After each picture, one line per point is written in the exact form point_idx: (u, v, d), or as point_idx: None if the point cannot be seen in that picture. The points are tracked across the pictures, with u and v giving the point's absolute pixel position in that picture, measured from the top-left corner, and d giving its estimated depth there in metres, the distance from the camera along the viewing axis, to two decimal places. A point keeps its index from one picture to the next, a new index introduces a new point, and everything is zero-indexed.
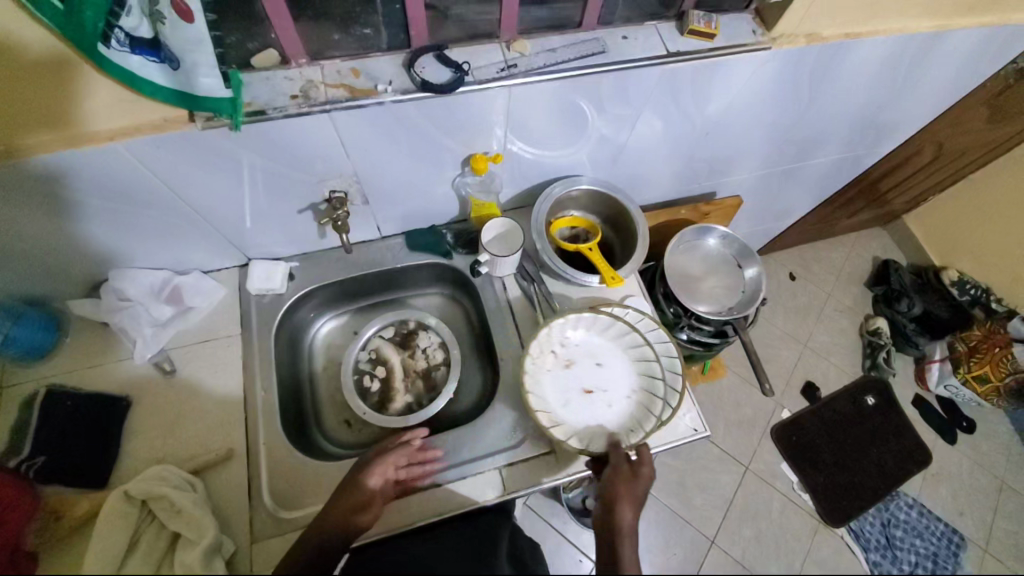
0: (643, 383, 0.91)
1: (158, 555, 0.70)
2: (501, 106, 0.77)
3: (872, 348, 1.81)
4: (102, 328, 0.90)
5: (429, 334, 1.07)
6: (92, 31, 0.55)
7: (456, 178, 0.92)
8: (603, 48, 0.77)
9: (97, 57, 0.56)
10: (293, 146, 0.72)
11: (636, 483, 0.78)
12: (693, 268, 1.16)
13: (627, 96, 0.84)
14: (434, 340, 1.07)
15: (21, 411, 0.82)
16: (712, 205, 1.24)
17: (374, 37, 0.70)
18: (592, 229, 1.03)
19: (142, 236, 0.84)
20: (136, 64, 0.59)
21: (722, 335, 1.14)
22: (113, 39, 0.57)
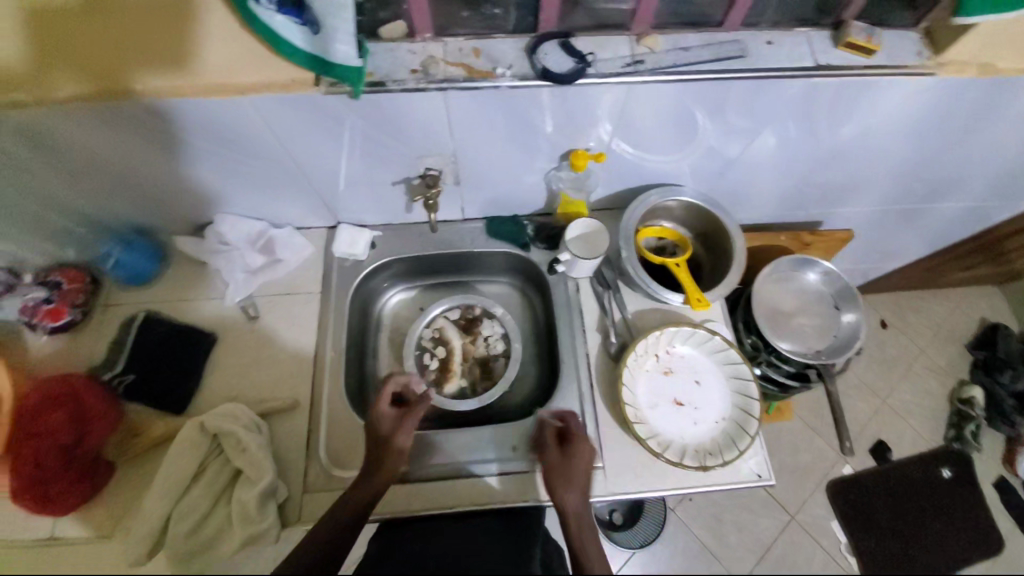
0: (735, 416, 0.86)
1: (218, 489, 0.79)
2: (617, 103, 0.73)
3: (960, 419, 1.61)
4: (196, 265, 0.96)
5: (493, 323, 1.05)
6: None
7: (551, 171, 0.89)
8: (742, 52, 0.71)
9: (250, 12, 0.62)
10: (402, 120, 0.72)
11: (579, 467, 0.77)
12: (784, 301, 1.06)
13: (755, 109, 0.77)
14: (497, 330, 1.05)
15: (121, 329, 0.91)
16: (814, 235, 1.13)
17: (502, 17, 0.68)
18: (681, 243, 0.97)
19: (249, 186, 0.88)
20: (280, 24, 0.61)
21: (801, 378, 1.05)
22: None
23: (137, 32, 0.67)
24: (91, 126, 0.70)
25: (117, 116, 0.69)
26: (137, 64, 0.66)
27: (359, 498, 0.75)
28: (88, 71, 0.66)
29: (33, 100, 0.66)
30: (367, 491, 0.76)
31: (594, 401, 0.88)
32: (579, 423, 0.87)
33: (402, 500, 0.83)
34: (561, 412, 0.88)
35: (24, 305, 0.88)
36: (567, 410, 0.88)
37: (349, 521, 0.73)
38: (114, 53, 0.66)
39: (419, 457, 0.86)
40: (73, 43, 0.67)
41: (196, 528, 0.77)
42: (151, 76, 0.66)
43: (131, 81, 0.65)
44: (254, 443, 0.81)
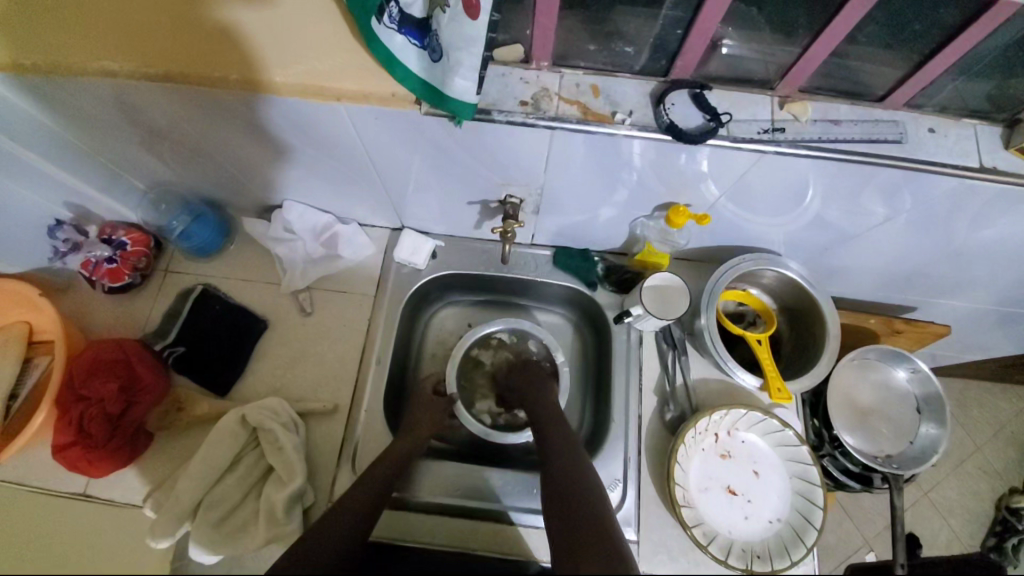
0: (793, 520, 0.79)
1: (250, 483, 0.79)
2: (740, 168, 0.65)
3: (1002, 528, 1.26)
4: (259, 246, 0.94)
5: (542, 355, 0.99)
6: (369, 3, 0.55)
7: (641, 219, 0.83)
8: (900, 137, 0.62)
9: (368, 30, 0.56)
10: (498, 149, 0.66)
11: (573, 472, 0.70)
12: (860, 393, 0.97)
13: (893, 195, 0.67)
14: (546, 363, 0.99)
15: (178, 300, 0.90)
16: (909, 323, 1.01)
17: (632, 56, 0.62)
18: (764, 314, 0.89)
19: (324, 180, 0.84)
20: (398, 44, 0.56)
21: (863, 480, 0.94)
22: (386, 14, 0.55)
23: (253, 23, 0.64)
24: (177, 105, 0.68)
25: (203, 100, 0.66)
26: (236, 54, 0.63)
27: (379, 482, 0.74)
28: (187, 53, 0.63)
29: (125, 75, 0.63)
30: (381, 482, 0.74)
31: (638, 469, 0.83)
32: (618, 489, 0.82)
33: (411, 529, 0.81)
34: (601, 473, 0.83)
35: (86, 261, 0.88)
36: (607, 473, 0.83)
37: (363, 514, 0.69)
38: (215, 41, 0.63)
39: (437, 487, 0.84)
40: (184, 22, 0.64)
41: (224, 518, 0.76)
42: (248, 66, 0.62)
43: (229, 71, 0.62)
44: (290, 443, 0.79)
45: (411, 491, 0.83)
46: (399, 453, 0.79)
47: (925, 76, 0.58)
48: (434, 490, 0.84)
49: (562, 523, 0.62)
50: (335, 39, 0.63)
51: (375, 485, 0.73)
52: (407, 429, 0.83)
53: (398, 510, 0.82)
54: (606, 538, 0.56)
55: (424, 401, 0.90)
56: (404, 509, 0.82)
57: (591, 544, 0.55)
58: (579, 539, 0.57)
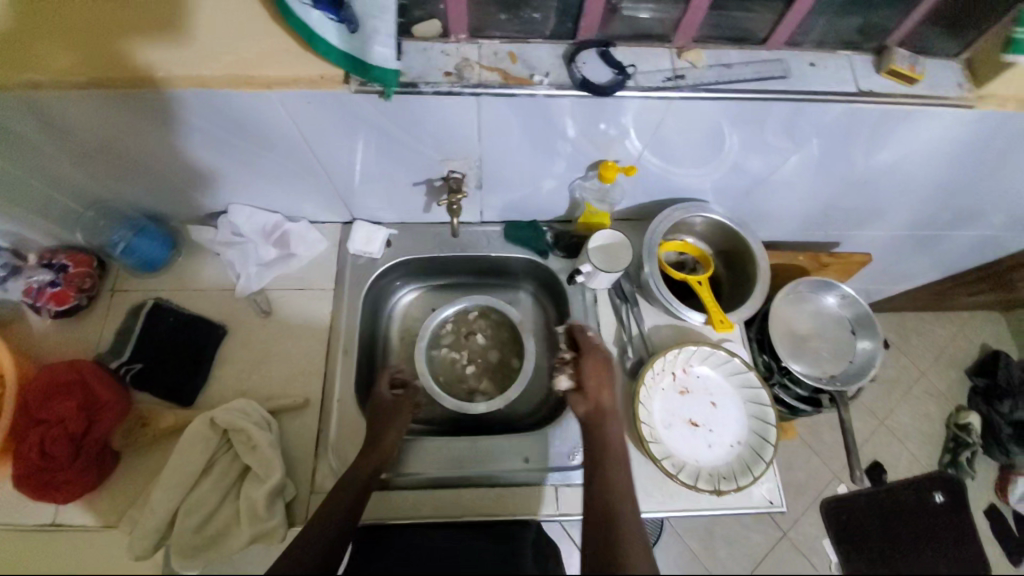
0: (751, 440, 0.86)
1: (227, 484, 0.78)
2: (655, 118, 0.71)
3: (955, 444, 1.45)
4: (209, 255, 0.94)
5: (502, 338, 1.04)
6: None
7: (577, 181, 0.88)
8: (785, 73, 0.70)
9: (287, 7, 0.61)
10: (432, 122, 0.70)
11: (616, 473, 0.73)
12: (800, 323, 1.05)
13: (791, 130, 0.75)
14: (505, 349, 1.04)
15: (130, 316, 0.89)
16: (833, 256, 1.09)
17: (541, 22, 0.66)
18: (702, 259, 0.96)
19: (268, 180, 0.86)
20: (315, 19, 0.60)
21: (814, 402, 1.02)
22: None
23: (172, 22, 0.66)
24: (106, 113, 0.68)
25: (135, 105, 0.67)
26: (159, 55, 0.64)
27: (359, 478, 0.75)
28: (111, 60, 0.64)
29: (50, 85, 0.63)
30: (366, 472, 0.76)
31: None
32: None
33: (393, 507, 0.82)
34: (573, 426, 0.87)
35: (29, 288, 0.87)
36: (579, 425, 0.87)
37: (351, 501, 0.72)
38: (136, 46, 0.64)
39: (417, 463, 0.86)
40: (108, 31, 0.65)
41: (205, 522, 0.76)
42: (172, 66, 0.64)
43: (156, 70, 0.63)
44: (264, 440, 0.79)
45: (390, 472, 0.84)
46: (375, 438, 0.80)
47: (795, 16, 0.66)
48: (424, 466, 0.85)
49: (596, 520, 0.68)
50: (250, 26, 0.66)
51: (353, 488, 0.74)
52: (371, 444, 0.80)
53: (383, 491, 0.83)
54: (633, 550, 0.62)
55: (384, 407, 0.86)
56: (385, 490, 0.83)
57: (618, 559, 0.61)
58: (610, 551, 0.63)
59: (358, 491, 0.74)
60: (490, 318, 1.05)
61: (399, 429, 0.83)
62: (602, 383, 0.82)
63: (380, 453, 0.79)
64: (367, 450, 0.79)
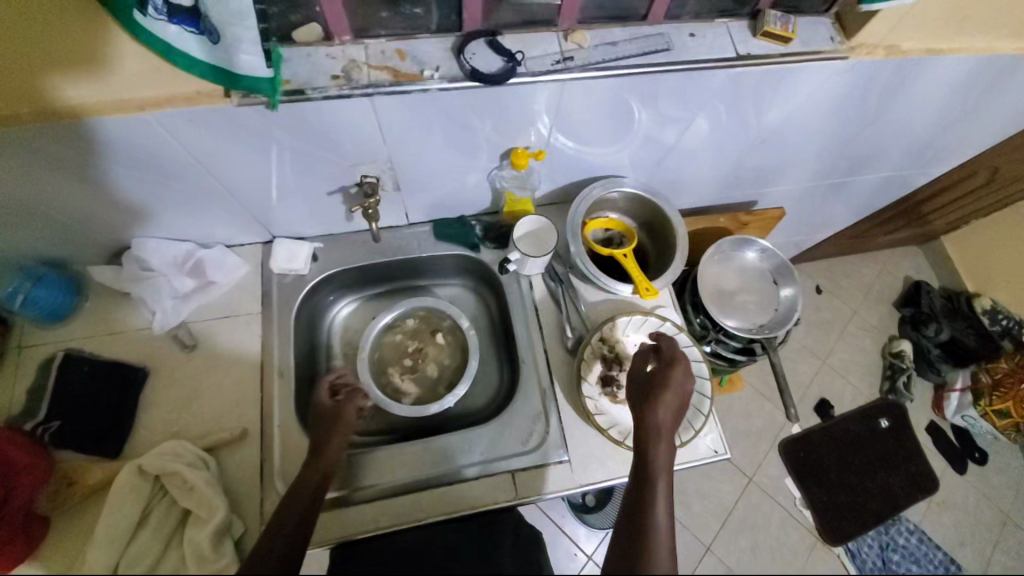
0: (691, 397, 0.89)
1: (167, 531, 0.74)
2: (552, 100, 0.73)
3: (891, 371, 1.56)
4: (121, 295, 0.89)
5: (445, 359, 1.02)
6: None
7: (494, 171, 0.88)
8: (667, 45, 0.72)
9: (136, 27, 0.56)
10: (327, 129, 0.69)
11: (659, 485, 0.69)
12: (728, 281, 1.10)
13: (685, 98, 0.78)
14: (443, 373, 1.01)
15: (39, 372, 0.83)
16: (752, 214, 1.15)
17: (424, 16, 0.66)
18: (627, 233, 0.98)
19: (169, 208, 0.81)
20: (173, 34, 0.57)
21: (748, 352, 1.09)
22: (149, 6, 0.55)
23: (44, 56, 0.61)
24: None
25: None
26: (28, 88, 0.59)
27: (310, 498, 0.72)
28: None
29: None
30: (311, 484, 0.73)
31: (554, 398, 0.89)
32: (541, 420, 0.88)
33: (351, 522, 0.80)
34: (522, 411, 0.88)
35: None
36: (527, 410, 0.88)
37: (299, 520, 0.69)
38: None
39: (371, 474, 0.84)
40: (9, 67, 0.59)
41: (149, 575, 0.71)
42: (32, 100, 0.59)
43: (14, 105, 0.59)
44: (200, 479, 0.76)
45: (341, 489, 0.82)
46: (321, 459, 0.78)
47: None
48: (377, 476, 0.84)
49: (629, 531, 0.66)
50: (111, 45, 0.62)
51: (302, 503, 0.71)
52: (313, 455, 0.77)
53: (338, 509, 0.81)
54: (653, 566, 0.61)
55: (327, 414, 0.83)
56: (341, 505, 0.81)
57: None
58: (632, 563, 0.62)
59: (300, 516, 0.70)
60: (444, 328, 1.04)
61: (343, 437, 0.80)
62: (667, 395, 0.77)
63: (327, 464, 0.76)
64: (308, 465, 0.76)
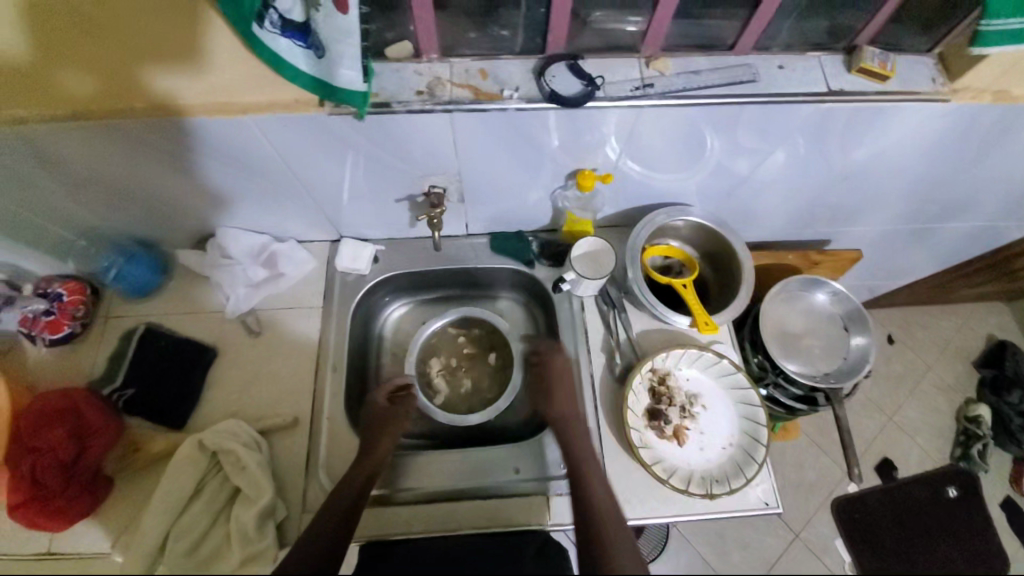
0: (743, 442, 0.85)
1: (217, 507, 0.78)
2: (627, 125, 0.72)
3: (966, 437, 1.42)
4: (200, 278, 0.96)
5: (481, 383, 1.02)
6: (246, 11, 0.57)
7: (558, 190, 0.89)
8: (753, 77, 0.71)
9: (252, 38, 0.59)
10: (407, 140, 0.72)
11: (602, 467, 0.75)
12: (793, 322, 1.04)
13: (765, 130, 0.75)
14: (472, 394, 1.02)
15: (123, 341, 0.90)
16: (824, 254, 1.09)
17: (510, 39, 0.68)
18: (688, 263, 0.96)
19: (251, 202, 0.87)
20: (283, 46, 0.60)
21: (809, 401, 1.03)
22: (267, 20, 0.58)
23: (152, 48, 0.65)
24: (95, 145, 0.70)
25: (119, 136, 0.69)
26: (134, 83, 0.66)
27: (352, 492, 0.74)
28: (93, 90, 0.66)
29: (36, 119, 0.65)
30: (359, 481, 0.75)
31: (596, 423, 0.87)
32: (581, 446, 0.86)
33: (389, 521, 0.82)
34: None
35: (24, 317, 0.88)
36: None
37: (343, 515, 0.71)
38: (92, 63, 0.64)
39: (413, 477, 0.85)
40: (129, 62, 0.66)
41: (196, 546, 0.76)
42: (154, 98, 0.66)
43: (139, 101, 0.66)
44: (252, 461, 0.80)
45: (384, 487, 0.84)
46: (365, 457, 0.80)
47: (760, 20, 0.67)
48: (420, 480, 0.85)
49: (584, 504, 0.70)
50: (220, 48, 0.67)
51: (348, 496, 0.74)
52: (362, 454, 0.79)
53: (379, 506, 0.83)
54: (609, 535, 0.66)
55: (380, 416, 0.85)
56: (381, 504, 0.83)
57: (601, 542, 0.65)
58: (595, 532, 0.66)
59: (342, 513, 0.71)
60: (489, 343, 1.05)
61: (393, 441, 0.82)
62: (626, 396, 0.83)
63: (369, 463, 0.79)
64: (359, 460, 0.78)
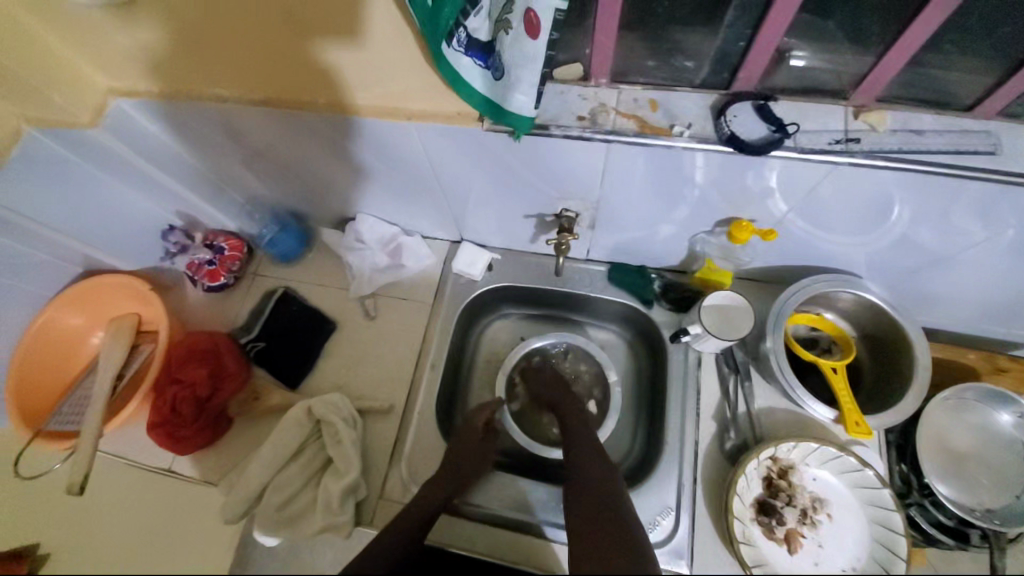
0: (869, 569, 0.73)
1: (310, 473, 0.84)
2: (810, 181, 0.62)
3: None
4: (334, 255, 1.03)
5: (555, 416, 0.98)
6: (438, 28, 0.54)
7: (701, 235, 0.81)
8: (992, 149, 0.57)
9: (437, 54, 0.56)
10: (555, 163, 0.69)
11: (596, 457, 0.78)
12: (959, 438, 0.84)
13: (990, 212, 0.61)
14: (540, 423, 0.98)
15: (262, 299, 1.00)
16: (1015, 362, 0.87)
17: (692, 70, 0.63)
18: (841, 341, 0.82)
19: (390, 193, 0.90)
20: (465, 66, 0.57)
21: (958, 537, 0.81)
22: (455, 39, 0.55)
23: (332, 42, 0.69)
24: (271, 126, 0.77)
25: (293, 122, 0.74)
26: (311, 81, 0.70)
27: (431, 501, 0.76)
28: (279, 89, 0.71)
29: (231, 100, 0.73)
30: (437, 499, 0.77)
31: (692, 498, 0.78)
32: (670, 517, 0.77)
33: (456, 533, 0.81)
34: (653, 498, 0.78)
35: (191, 262, 1.00)
36: (658, 499, 0.78)
37: (419, 525, 0.74)
38: (267, 47, 0.67)
39: (489, 496, 0.85)
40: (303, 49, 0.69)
41: (287, 503, 0.82)
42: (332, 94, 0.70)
43: (319, 95, 0.70)
44: (348, 438, 0.84)
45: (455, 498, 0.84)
46: (453, 472, 0.80)
47: (1019, 84, 0.54)
48: (491, 500, 0.84)
49: (579, 487, 0.74)
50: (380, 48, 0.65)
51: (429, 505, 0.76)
52: (452, 467, 0.81)
53: (450, 515, 0.82)
54: (614, 508, 0.68)
55: (472, 431, 0.86)
56: (453, 514, 0.83)
57: (602, 509, 0.68)
58: (593, 501, 0.70)
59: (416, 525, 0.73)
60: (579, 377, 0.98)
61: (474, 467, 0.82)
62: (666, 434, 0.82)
63: (448, 478, 0.80)
64: (446, 472, 0.81)
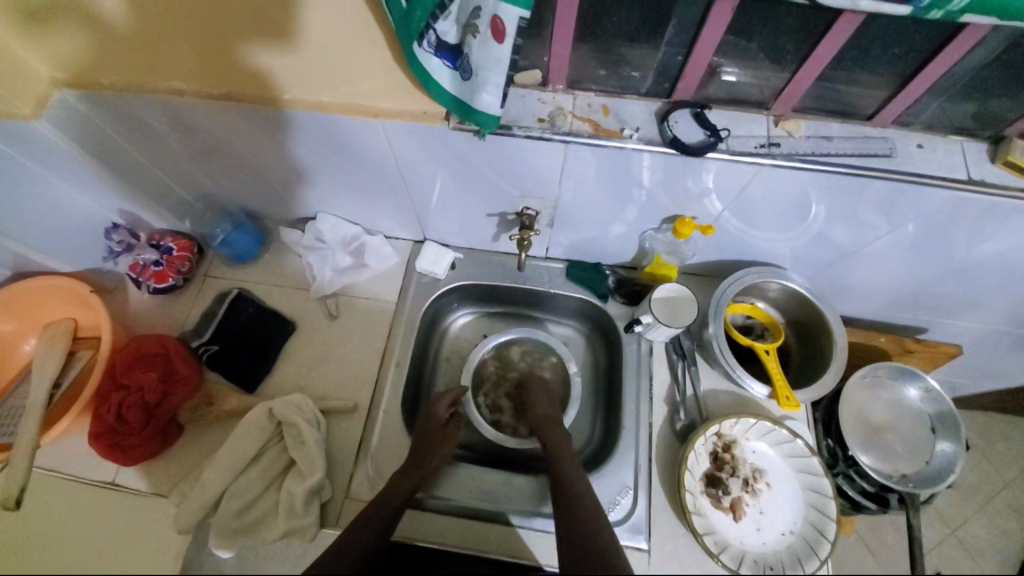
0: (807, 533, 0.80)
1: (272, 476, 0.82)
2: (741, 181, 0.71)
3: None
4: (292, 255, 1.02)
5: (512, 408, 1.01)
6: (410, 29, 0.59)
7: (649, 232, 0.88)
8: (889, 152, 0.68)
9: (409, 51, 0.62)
10: (517, 163, 0.73)
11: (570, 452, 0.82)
12: (873, 412, 0.96)
13: (884, 208, 0.71)
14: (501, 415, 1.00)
15: (215, 301, 0.97)
16: (920, 343, 1.01)
17: (638, 80, 0.69)
18: (771, 326, 0.92)
19: (352, 193, 0.91)
20: (434, 65, 0.63)
21: (879, 501, 0.91)
22: (426, 40, 0.60)
23: (296, 39, 0.70)
24: (229, 122, 0.75)
25: (252, 119, 0.74)
26: (272, 79, 0.70)
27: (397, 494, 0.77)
28: (240, 85, 0.71)
29: (184, 91, 0.71)
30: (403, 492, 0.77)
31: (648, 477, 0.84)
32: (629, 496, 0.82)
33: (422, 527, 0.82)
34: (612, 479, 0.84)
35: (135, 263, 0.96)
36: (617, 480, 0.83)
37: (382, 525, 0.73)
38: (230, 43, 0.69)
39: (454, 488, 0.86)
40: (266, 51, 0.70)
41: (246, 508, 0.80)
42: (294, 90, 0.70)
43: (281, 91, 0.70)
44: (311, 438, 0.83)
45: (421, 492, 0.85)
46: (419, 464, 0.81)
47: (907, 97, 0.64)
48: (456, 492, 0.86)
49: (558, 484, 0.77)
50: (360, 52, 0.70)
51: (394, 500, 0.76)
52: (419, 460, 0.82)
53: (415, 509, 0.83)
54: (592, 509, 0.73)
55: (437, 428, 0.87)
56: (420, 508, 0.84)
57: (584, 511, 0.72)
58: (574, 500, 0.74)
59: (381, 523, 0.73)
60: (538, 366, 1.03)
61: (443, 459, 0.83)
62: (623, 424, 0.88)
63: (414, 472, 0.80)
64: (412, 467, 0.81)
